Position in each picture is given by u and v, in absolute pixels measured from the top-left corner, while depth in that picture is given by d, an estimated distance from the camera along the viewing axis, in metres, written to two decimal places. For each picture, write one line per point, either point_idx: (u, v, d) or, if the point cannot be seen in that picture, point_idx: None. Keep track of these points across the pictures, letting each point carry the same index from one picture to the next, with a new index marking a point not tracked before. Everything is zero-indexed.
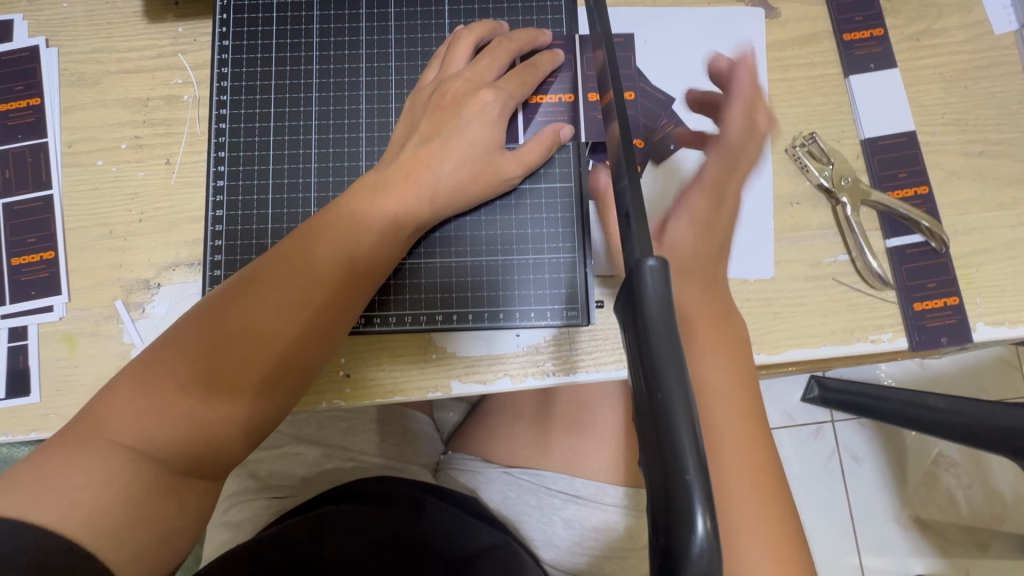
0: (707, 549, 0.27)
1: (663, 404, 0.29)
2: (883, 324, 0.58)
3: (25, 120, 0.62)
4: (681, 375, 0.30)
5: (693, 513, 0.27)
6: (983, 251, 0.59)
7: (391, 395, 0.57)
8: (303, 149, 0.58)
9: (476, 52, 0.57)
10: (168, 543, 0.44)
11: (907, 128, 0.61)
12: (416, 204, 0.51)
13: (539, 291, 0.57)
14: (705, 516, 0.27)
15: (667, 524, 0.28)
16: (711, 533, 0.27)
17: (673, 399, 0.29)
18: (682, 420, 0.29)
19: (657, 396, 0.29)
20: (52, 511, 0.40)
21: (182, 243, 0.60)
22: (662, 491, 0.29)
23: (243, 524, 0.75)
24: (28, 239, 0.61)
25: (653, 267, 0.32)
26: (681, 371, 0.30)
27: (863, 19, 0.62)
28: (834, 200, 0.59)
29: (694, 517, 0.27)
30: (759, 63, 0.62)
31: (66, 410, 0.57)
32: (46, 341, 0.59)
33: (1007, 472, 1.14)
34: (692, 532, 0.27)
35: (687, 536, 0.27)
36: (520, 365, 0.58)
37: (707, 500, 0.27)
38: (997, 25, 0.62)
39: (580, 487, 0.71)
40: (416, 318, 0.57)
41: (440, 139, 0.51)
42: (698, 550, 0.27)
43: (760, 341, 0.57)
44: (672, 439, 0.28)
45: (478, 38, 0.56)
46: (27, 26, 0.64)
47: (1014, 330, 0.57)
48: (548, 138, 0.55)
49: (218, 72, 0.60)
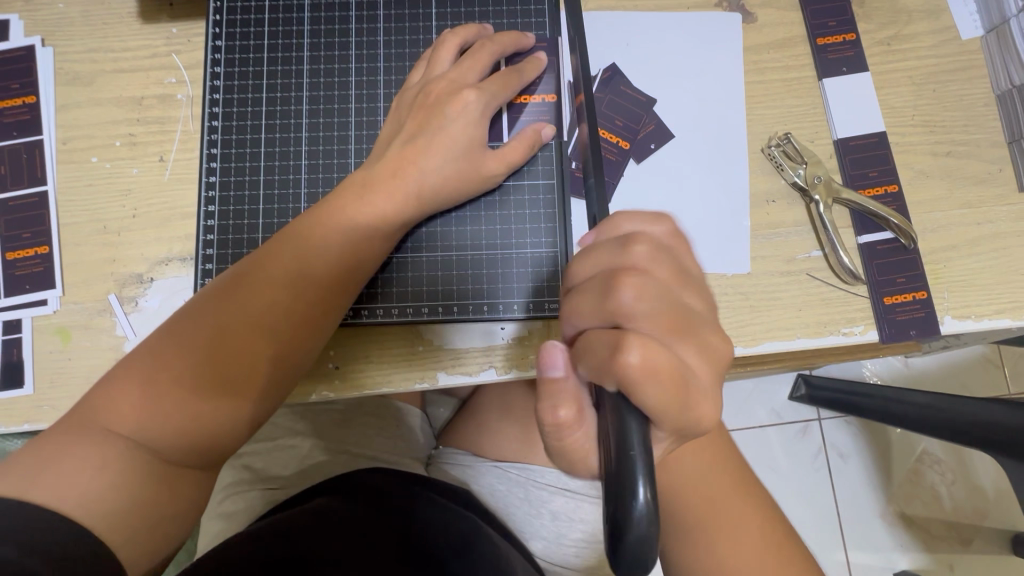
0: (646, 515, 0.28)
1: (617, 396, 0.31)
2: (856, 318, 0.60)
3: (21, 118, 0.64)
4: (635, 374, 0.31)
5: (636, 482, 0.28)
6: (951, 248, 0.61)
7: (380, 386, 0.59)
8: (294, 147, 0.60)
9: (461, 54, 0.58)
10: (161, 528, 0.46)
11: (878, 129, 0.63)
12: (403, 201, 0.52)
13: (523, 285, 0.59)
14: (645, 486, 0.28)
15: (615, 494, 0.29)
16: (650, 503, 0.28)
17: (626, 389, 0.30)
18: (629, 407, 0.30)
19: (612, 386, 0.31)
20: (49, 494, 0.42)
21: (175, 238, 0.61)
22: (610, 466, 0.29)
23: (234, 516, 0.76)
24: (23, 234, 0.62)
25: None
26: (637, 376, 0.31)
27: (836, 25, 0.65)
28: (808, 197, 0.61)
29: (637, 486, 0.28)
30: (738, 66, 0.64)
31: (59, 402, 0.59)
32: (40, 334, 0.60)
33: (988, 468, 1.16)
34: (635, 500, 0.28)
35: (628, 504, 0.28)
36: (505, 357, 0.59)
37: (647, 470, 0.28)
38: (964, 31, 0.65)
39: (568, 480, 0.74)
40: (404, 310, 0.58)
41: (425, 138, 0.53)
42: (640, 514, 0.28)
43: (737, 334, 0.59)
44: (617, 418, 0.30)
45: (463, 41, 0.58)
46: (23, 26, 0.65)
47: (981, 324, 0.60)
48: (530, 137, 0.57)
49: (211, 72, 0.61)
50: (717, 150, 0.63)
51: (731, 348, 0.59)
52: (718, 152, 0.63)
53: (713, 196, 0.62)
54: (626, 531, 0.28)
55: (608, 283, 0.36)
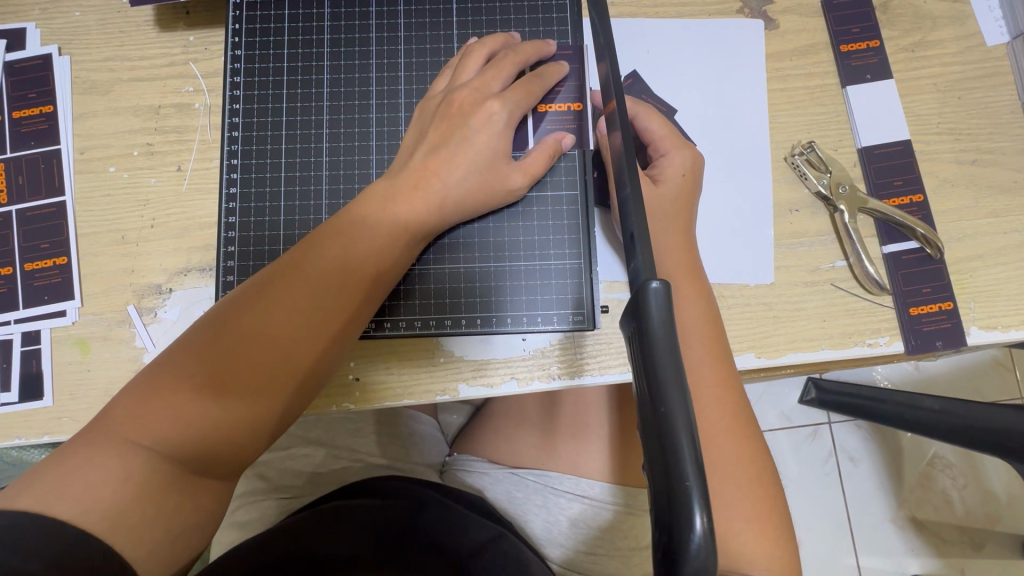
0: (705, 545, 0.27)
1: (667, 421, 0.29)
2: (881, 328, 0.59)
3: (39, 127, 0.63)
4: (684, 393, 0.29)
5: (691, 513, 0.27)
6: (977, 257, 0.60)
7: (401, 398, 0.58)
8: (315, 157, 0.60)
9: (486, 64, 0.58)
10: (182, 542, 0.45)
11: (902, 137, 0.63)
12: (426, 212, 0.52)
13: (545, 296, 0.58)
14: (701, 514, 0.27)
15: (667, 524, 0.28)
16: (708, 533, 0.27)
17: (677, 414, 0.29)
18: (684, 429, 0.29)
19: (660, 412, 0.29)
20: (69, 510, 0.41)
21: (193, 249, 0.61)
22: (662, 493, 0.28)
23: (250, 525, 0.76)
24: (41, 245, 0.61)
25: (657, 290, 0.31)
26: (686, 401, 0.29)
27: (860, 31, 0.64)
28: (832, 207, 0.61)
29: (692, 517, 0.27)
30: (760, 72, 0.64)
31: (77, 414, 0.58)
32: (58, 346, 0.60)
33: (1001, 473, 1.16)
34: (691, 532, 0.27)
35: (685, 534, 0.27)
36: (527, 369, 0.59)
37: (704, 498, 0.27)
38: (989, 37, 0.64)
39: (585, 486, 0.73)
40: (426, 322, 0.58)
41: (448, 149, 0.53)
42: (697, 548, 0.27)
43: (761, 345, 0.59)
44: (670, 443, 0.28)
45: (490, 51, 0.57)
46: (40, 35, 0.65)
47: (1008, 334, 0.59)
48: (551, 147, 0.56)
49: (231, 81, 0.61)
50: (739, 158, 0.62)
51: (756, 359, 0.59)
52: (740, 161, 0.62)
53: (737, 204, 0.62)
54: (682, 562, 0.27)
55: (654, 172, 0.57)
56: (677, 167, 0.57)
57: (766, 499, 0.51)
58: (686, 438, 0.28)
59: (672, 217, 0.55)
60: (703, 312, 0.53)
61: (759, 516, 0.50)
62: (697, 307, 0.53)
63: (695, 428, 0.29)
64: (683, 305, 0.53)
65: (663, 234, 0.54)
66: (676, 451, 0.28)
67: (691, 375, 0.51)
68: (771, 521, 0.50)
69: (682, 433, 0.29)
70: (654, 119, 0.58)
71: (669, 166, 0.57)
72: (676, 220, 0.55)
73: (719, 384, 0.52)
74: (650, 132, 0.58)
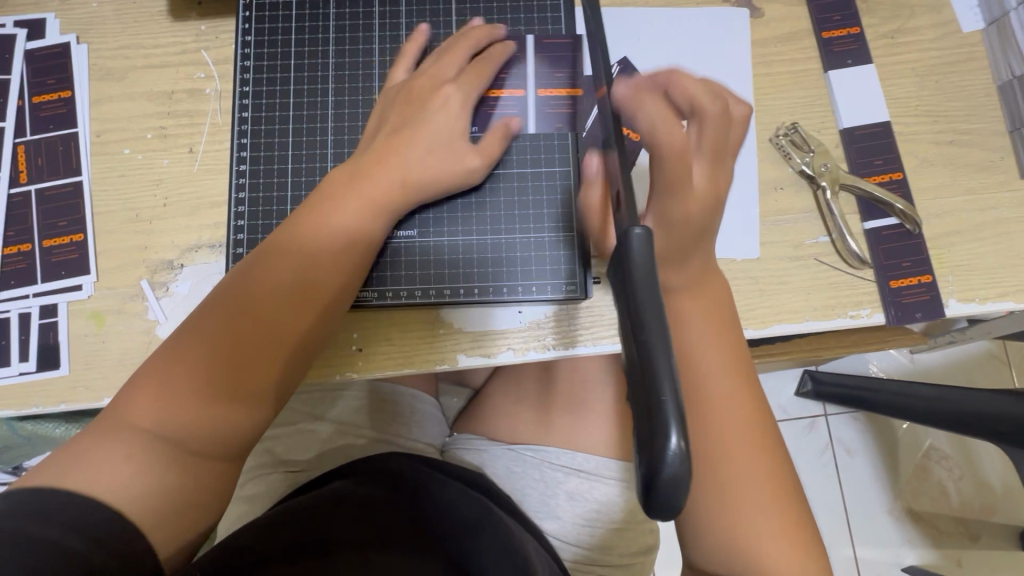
0: (679, 458, 0.29)
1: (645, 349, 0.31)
2: (862, 301, 0.62)
3: (57, 112, 0.66)
4: (661, 322, 0.32)
5: (668, 431, 0.29)
6: (955, 233, 0.63)
7: (402, 367, 0.61)
8: (320, 136, 0.63)
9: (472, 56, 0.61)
10: (192, 513, 0.47)
11: (882, 119, 0.65)
12: (392, 191, 0.54)
13: (540, 268, 0.61)
14: (678, 432, 0.29)
15: (647, 444, 0.30)
16: (683, 449, 0.29)
17: (656, 349, 0.31)
18: (663, 360, 0.31)
19: (641, 340, 0.31)
20: (85, 483, 0.44)
21: (204, 226, 0.64)
22: (642, 417, 0.31)
23: (257, 498, 0.79)
24: (58, 223, 0.64)
25: (640, 234, 0.33)
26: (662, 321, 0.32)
27: (841, 19, 0.67)
28: (815, 184, 0.63)
29: (669, 434, 0.29)
30: (745, 58, 0.66)
31: (92, 383, 0.61)
32: (75, 318, 0.62)
33: (994, 463, 1.18)
34: (666, 447, 0.29)
35: (661, 450, 0.29)
36: (523, 340, 0.61)
37: (680, 419, 0.29)
38: (965, 24, 0.67)
39: (581, 461, 0.75)
40: (426, 292, 0.60)
41: (408, 131, 0.55)
42: (673, 461, 0.29)
43: (747, 317, 0.61)
44: (650, 375, 0.30)
45: (473, 42, 0.60)
46: (59, 24, 0.68)
47: (984, 307, 0.61)
48: (503, 130, 0.59)
49: (241, 64, 0.64)
50: None
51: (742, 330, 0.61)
52: None
53: None
54: (659, 476, 0.29)
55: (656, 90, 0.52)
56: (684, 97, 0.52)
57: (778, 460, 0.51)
58: (666, 375, 0.30)
59: (684, 190, 0.51)
60: (714, 313, 0.54)
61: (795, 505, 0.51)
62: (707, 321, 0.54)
63: (674, 359, 0.31)
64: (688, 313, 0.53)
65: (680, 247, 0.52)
66: (653, 378, 0.30)
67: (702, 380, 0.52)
68: (788, 501, 0.51)
69: (661, 358, 0.31)
70: None
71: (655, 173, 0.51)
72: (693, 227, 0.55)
73: (732, 373, 0.53)
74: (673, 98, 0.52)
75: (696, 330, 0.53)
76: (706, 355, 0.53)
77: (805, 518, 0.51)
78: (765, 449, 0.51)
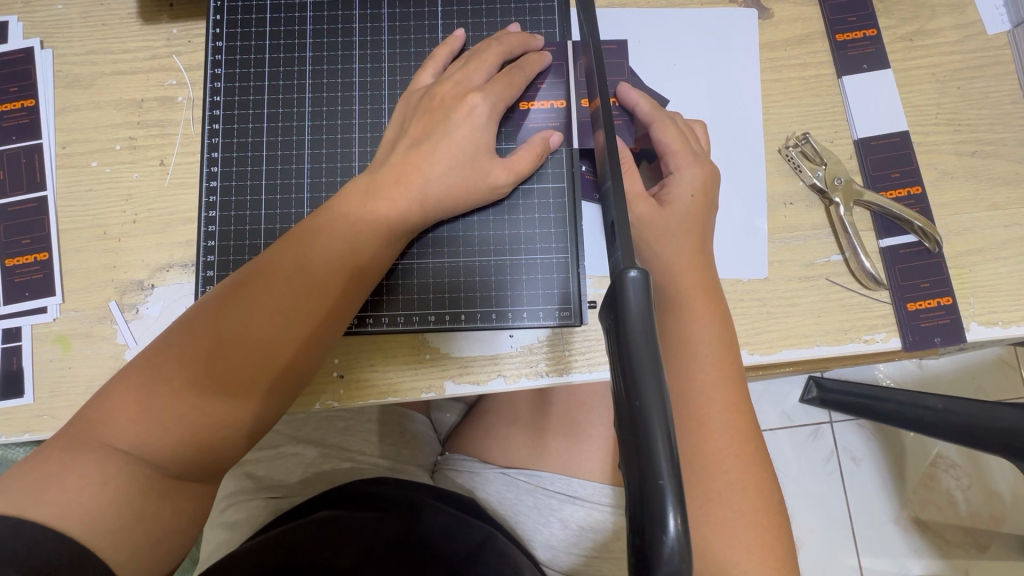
0: (679, 546, 0.26)
1: (641, 415, 0.28)
2: (877, 324, 0.58)
3: (20, 122, 0.63)
4: (659, 381, 0.29)
5: (666, 512, 0.27)
6: (977, 251, 0.59)
7: (386, 396, 0.57)
8: (296, 150, 0.59)
9: (501, 65, 0.57)
10: (165, 543, 0.44)
11: (900, 129, 0.61)
12: (407, 208, 0.50)
13: (532, 292, 0.57)
14: (677, 515, 0.26)
15: (641, 525, 0.27)
16: (683, 534, 0.26)
17: (653, 413, 0.28)
18: (659, 428, 0.28)
19: (635, 403, 0.28)
20: (50, 513, 0.40)
21: (176, 244, 0.60)
22: (636, 492, 0.28)
23: (239, 525, 0.75)
24: (22, 240, 0.61)
25: (635, 278, 0.31)
26: (659, 377, 0.29)
27: (856, 20, 0.63)
28: (828, 200, 0.59)
29: (667, 516, 0.26)
30: (753, 62, 0.62)
31: (58, 412, 0.57)
32: (39, 343, 0.59)
33: (1006, 473, 1.13)
34: (665, 532, 0.26)
35: (659, 535, 0.26)
36: (515, 366, 0.57)
37: (680, 499, 0.27)
38: (990, 25, 0.63)
39: (577, 488, 0.71)
40: (409, 318, 0.57)
41: (429, 143, 0.51)
42: (671, 549, 0.26)
43: (754, 342, 0.57)
44: (647, 444, 0.27)
45: (506, 50, 0.56)
46: (22, 28, 0.64)
47: (1008, 330, 0.57)
48: (539, 145, 0.55)
49: (212, 73, 0.60)
50: (733, 152, 0.61)
51: (748, 356, 0.57)
52: (734, 154, 0.61)
53: (728, 197, 0.60)
54: (656, 566, 0.26)
55: (675, 123, 0.56)
56: (690, 130, 0.57)
57: (765, 503, 0.48)
58: (664, 449, 0.27)
59: (678, 237, 0.53)
60: (717, 332, 0.51)
61: (779, 528, 0.48)
62: (710, 328, 0.51)
63: (671, 426, 0.28)
64: (693, 333, 0.50)
65: (674, 254, 0.52)
66: (651, 447, 0.27)
67: (698, 400, 0.49)
68: (772, 550, 0.47)
69: (658, 432, 0.28)
70: (670, 132, 0.55)
71: (678, 184, 0.54)
72: (687, 236, 0.53)
73: (729, 406, 0.49)
74: (662, 145, 0.55)
75: (698, 356, 0.50)
76: (705, 383, 0.49)
77: (787, 551, 0.48)
78: (753, 491, 0.48)
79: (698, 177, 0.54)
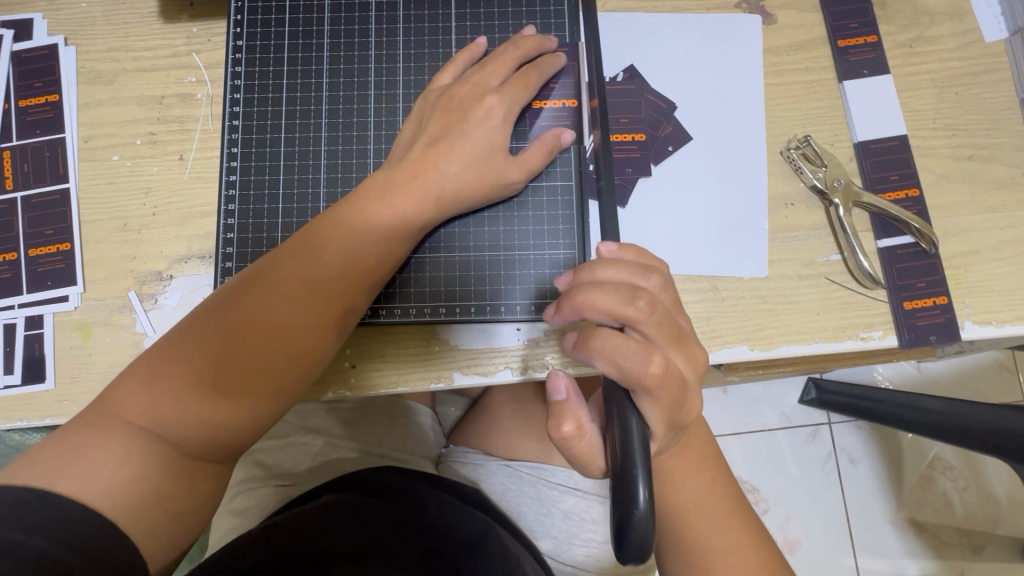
0: (647, 509, 0.38)
1: (624, 419, 0.42)
2: (874, 323, 0.59)
3: (44, 116, 0.64)
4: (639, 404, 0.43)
5: (638, 486, 0.38)
6: (972, 253, 0.60)
7: (396, 385, 0.59)
8: (313, 146, 0.60)
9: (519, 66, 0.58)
10: (181, 522, 0.45)
11: (899, 132, 0.63)
12: (423, 203, 0.52)
13: (539, 286, 0.59)
14: (645, 489, 0.38)
15: (622, 501, 0.39)
16: (649, 502, 0.38)
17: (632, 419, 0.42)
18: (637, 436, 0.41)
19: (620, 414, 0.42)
20: (72, 486, 0.42)
21: (194, 236, 0.62)
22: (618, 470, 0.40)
23: (250, 512, 0.77)
24: (45, 231, 0.62)
25: None
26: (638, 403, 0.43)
27: (858, 27, 0.64)
28: (827, 201, 0.61)
29: (638, 490, 0.38)
30: (757, 67, 0.64)
31: (78, 397, 0.59)
32: (61, 330, 0.60)
33: (1001, 476, 1.15)
34: (637, 502, 0.38)
35: (633, 501, 0.38)
36: (521, 358, 0.59)
37: (648, 475, 0.39)
38: (988, 33, 0.64)
39: (578, 480, 0.74)
40: (421, 309, 0.58)
41: (447, 141, 0.53)
42: (641, 508, 0.38)
43: (754, 338, 0.59)
44: (626, 441, 0.41)
45: (524, 53, 0.58)
46: (46, 25, 0.66)
47: (1002, 330, 0.59)
48: (549, 142, 0.56)
49: (231, 71, 0.62)
50: (737, 154, 0.62)
51: (748, 352, 0.59)
52: (737, 155, 0.62)
53: (732, 198, 0.62)
54: (631, 525, 0.38)
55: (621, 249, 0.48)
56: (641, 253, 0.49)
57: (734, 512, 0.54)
58: (638, 445, 0.40)
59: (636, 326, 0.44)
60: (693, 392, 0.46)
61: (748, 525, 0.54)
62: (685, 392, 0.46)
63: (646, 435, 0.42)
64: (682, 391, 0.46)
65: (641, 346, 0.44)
66: (628, 433, 0.41)
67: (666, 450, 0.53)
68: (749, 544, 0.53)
69: (635, 431, 0.41)
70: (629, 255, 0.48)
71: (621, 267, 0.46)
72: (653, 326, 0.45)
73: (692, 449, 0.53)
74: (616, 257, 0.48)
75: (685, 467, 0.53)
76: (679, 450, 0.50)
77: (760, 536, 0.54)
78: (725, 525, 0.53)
79: (653, 285, 0.46)
